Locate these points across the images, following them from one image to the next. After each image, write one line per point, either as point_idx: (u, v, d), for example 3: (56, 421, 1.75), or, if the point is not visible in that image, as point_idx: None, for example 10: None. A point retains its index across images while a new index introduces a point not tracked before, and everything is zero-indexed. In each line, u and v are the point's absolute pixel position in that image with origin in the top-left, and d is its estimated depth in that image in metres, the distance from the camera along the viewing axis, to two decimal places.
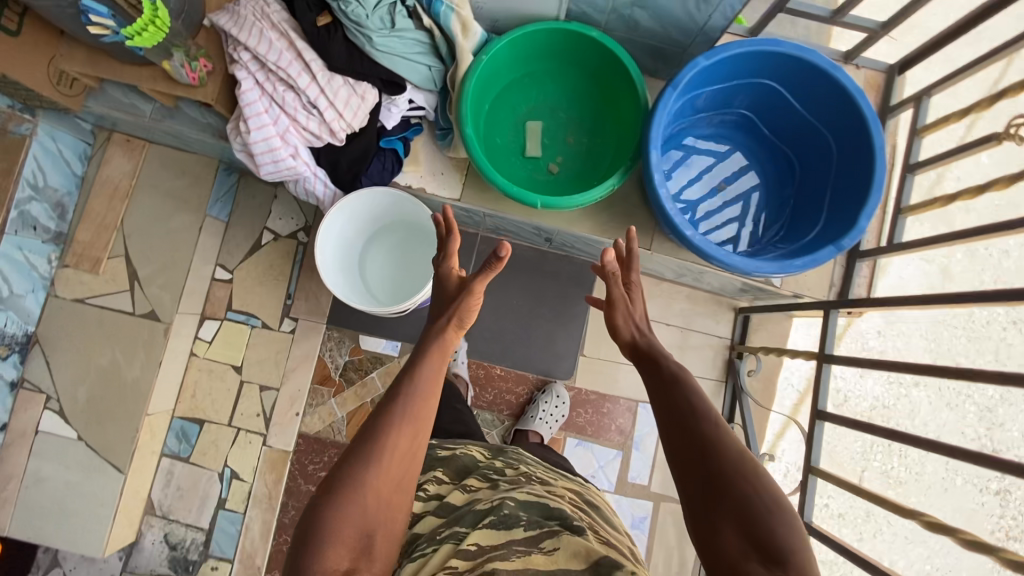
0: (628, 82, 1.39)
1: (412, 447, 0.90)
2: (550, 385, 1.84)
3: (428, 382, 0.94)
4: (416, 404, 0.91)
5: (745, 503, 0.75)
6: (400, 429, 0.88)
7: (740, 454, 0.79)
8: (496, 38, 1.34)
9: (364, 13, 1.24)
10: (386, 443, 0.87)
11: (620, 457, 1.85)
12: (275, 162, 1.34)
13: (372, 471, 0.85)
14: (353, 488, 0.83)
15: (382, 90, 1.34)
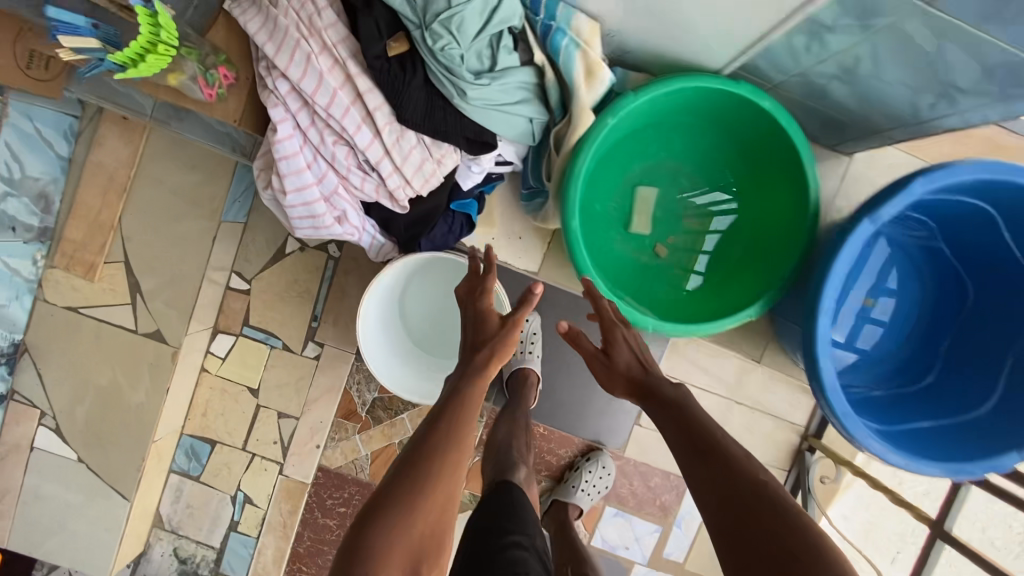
0: (793, 174, 1.03)
1: (450, 479, 0.83)
2: (596, 453, 1.66)
3: (464, 414, 0.87)
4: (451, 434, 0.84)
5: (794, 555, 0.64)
6: (437, 457, 0.82)
7: (780, 500, 0.70)
8: (631, 94, 0.96)
9: (460, 52, 0.87)
10: (425, 471, 0.80)
11: (660, 533, 1.73)
12: (316, 228, 1.01)
13: (413, 505, 0.77)
14: (399, 521, 0.76)
15: (465, 151, 0.97)
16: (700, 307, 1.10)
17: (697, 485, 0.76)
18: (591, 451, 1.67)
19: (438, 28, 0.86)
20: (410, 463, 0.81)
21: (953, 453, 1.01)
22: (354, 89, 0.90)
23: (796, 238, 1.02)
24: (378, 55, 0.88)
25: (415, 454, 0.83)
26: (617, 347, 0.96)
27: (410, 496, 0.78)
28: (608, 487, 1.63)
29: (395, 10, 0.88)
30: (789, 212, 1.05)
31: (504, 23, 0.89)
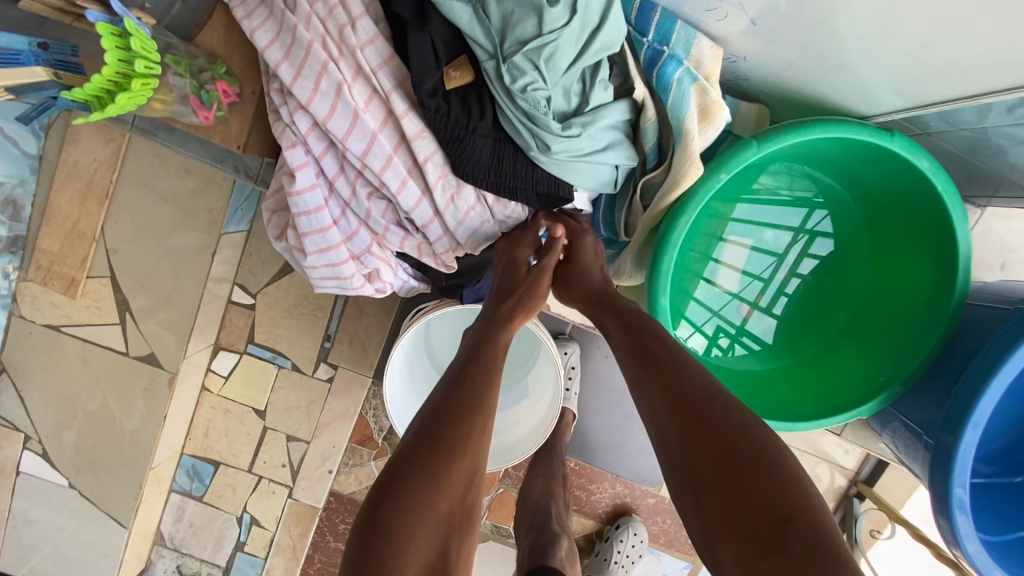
0: (938, 247, 0.82)
1: (482, 449, 0.68)
2: (627, 519, 1.54)
3: (489, 365, 0.73)
4: (478, 386, 0.70)
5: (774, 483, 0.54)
6: (462, 412, 0.67)
7: (743, 408, 0.61)
8: (755, 144, 0.75)
9: (547, 92, 0.66)
10: (451, 430, 0.65)
11: (688, 569, 1.62)
12: (341, 289, 0.82)
13: (439, 471, 0.62)
14: (426, 491, 0.61)
15: (534, 206, 0.76)
16: (793, 399, 0.91)
17: (651, 401, 0.65)
18: (623, 517, 1.56)
19: (520, 60, 0.64)
20: (429, 421, 0.67)
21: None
22: (398, 130, 0.68)
23: (932, 329, 0.82)
24: (433, 87, 0.66)
25: (432, 409, 0.68)
26: (581, 257, 0.85)
27: (436, 460, 0.63)
28: (641, 556, 1.54)
29: (458, 26, 0.65)
30: (922, 291, 0.86)
31: (605, 50, 0.66)
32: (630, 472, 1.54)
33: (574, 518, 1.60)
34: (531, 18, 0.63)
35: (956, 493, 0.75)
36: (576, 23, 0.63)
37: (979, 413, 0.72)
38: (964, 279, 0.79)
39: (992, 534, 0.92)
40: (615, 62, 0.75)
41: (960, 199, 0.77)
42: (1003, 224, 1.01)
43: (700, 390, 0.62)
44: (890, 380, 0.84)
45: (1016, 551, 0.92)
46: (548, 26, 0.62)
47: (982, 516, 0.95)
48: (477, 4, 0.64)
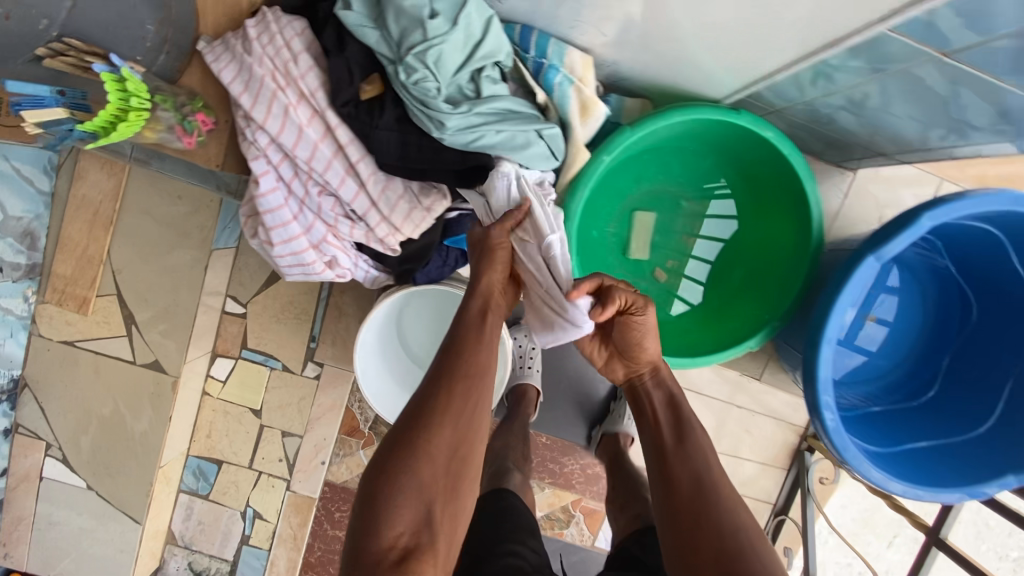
0: (796, 205, 1.00)
1: (470, 409, 0.77)
2: None
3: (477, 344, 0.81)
4: (466, 362, 0.79)
5: (738, 556, 0.71)
6: (454, 392, 0.77)
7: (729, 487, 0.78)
8: (627, 129, 0.93)
9: (437, 85, 0.84)
10: (441, 399, 0.76)
11: None
12: (305, 275, 0.99)
13: (426, 435, 0.74)
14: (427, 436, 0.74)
15: (453, 184, 0.93)
16: (694, 343, 1.08)
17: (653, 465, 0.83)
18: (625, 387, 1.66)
19: (412, 61, 0.83)
20: (424, 396, 0.77)
21: (945, 477, 0.98)
22: (334, 136, 0.87)
23: (798, 270, 0.99)
24: (348, 99, 0.86)
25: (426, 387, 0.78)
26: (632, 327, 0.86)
27: (421, 430, 0.74)
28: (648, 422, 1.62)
29: (370, 49, 0.86)
30: (790, 242, 1.02)
31: (488, 57, 0.87)
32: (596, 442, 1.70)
33: (550, 489, 1.74)
34: (418, 31, 0.82)
35: (824, 401, 0.91)
36: (456, 33, 0.83)
37: (830, 329, 0.89)
38: (817, 226, 0.96)
39: (881, 445, 1.07)
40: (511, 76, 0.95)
41: (803, 161, 0.95)
42: (874, 186, 1.18)
43: (690, 467, 0.80)
44: (771, 317, 1.01)
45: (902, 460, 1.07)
46: (431, 35, 0.82)
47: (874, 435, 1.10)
48: (383, 31, 0.85)
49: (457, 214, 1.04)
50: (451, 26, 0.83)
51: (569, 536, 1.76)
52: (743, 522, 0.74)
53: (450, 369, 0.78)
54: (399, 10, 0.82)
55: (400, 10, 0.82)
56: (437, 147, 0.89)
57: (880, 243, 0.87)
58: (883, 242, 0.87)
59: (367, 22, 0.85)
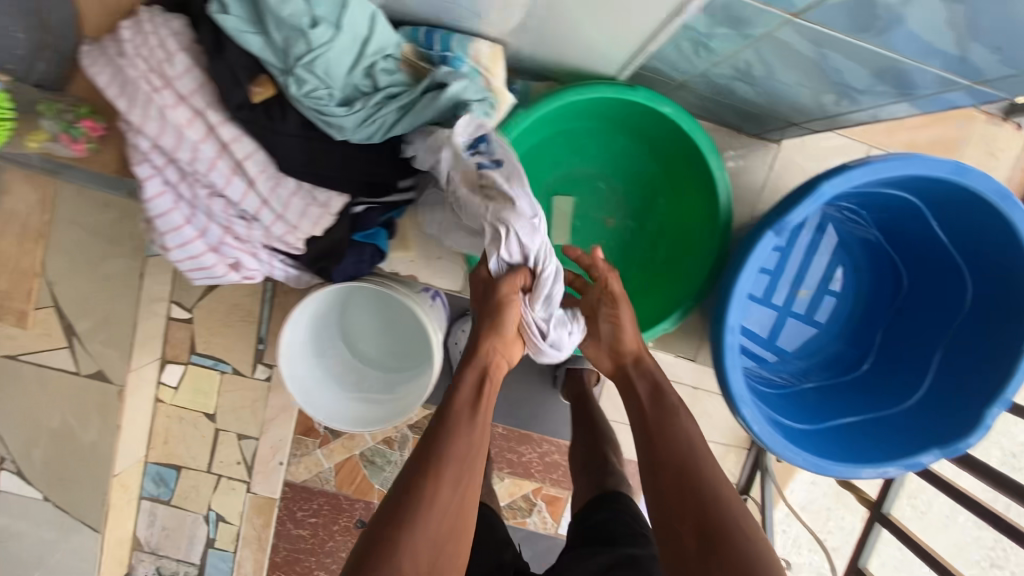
0: (704, 183, 0.99)
1: (462, 477, 0.78)
2: None
3: (465, 429, 0.83)
4: (451, 445, 0.80)
5: (719, 530, 0.77)
6: (442, 476, 0.77)
7: (708, 461, 0.86)
8: (522, 113, 0.93)
9: (329, 91, 0.83)
10: (427, 485, 0.75)
11: None
12: (207, 279, 0.98)
13: (412, 524, 0.72)
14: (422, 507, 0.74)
15: (356, 191, 0.94)
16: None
17: (642, 451, 0.90)
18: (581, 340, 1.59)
19: (301, 72, 0.80)
20: (407, 481, 0.77)
21: (868, 454, 0.97)
22: (218, 138, 0.84)
23: (710, 247, 0.99)
24: (240, 102, 0.82)
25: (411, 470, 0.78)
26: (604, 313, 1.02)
27: (406, 519, 0.73)
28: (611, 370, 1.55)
29: (252, 52, 0.81)
30: (703, 220, 1.02)
31: (378, 53, 0.85)
32: (553, 430, 1.70)
33: (509, 479, 1.74)
34: (301, 40, 0.78)
35: (734, 381, 0.91)
36: (341, 39, 0.79)
37: (736, 303, 0.89)
38: (725, 201, 0.95)
39: (809, 424, 1.05)
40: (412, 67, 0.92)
41: (706, 136, 0.93)
42: (800, 156, 1.15)
43: (675, 452, 0.87)
44: (687, 296, 1.01)
45: (834, 436, 1.03)
46: (315, 43, 0.78)
47: (803, 412, 1.08)
48: (264, 33, 0.79)
49: (363, 208, 1.01)
50: (334, 25, 0.79)
51: (533, 524, 1.76)
52: (725, 494, 0.81)
53: (438, 453, 0.79)
54: (277, 17, 0.77)
55: (278, 16, 0.77)
56: (343, 153, 0.89)
57: (782, 213, 0.87)
58: (786, 212, 0.86)
59: (245, 24, 0.79)
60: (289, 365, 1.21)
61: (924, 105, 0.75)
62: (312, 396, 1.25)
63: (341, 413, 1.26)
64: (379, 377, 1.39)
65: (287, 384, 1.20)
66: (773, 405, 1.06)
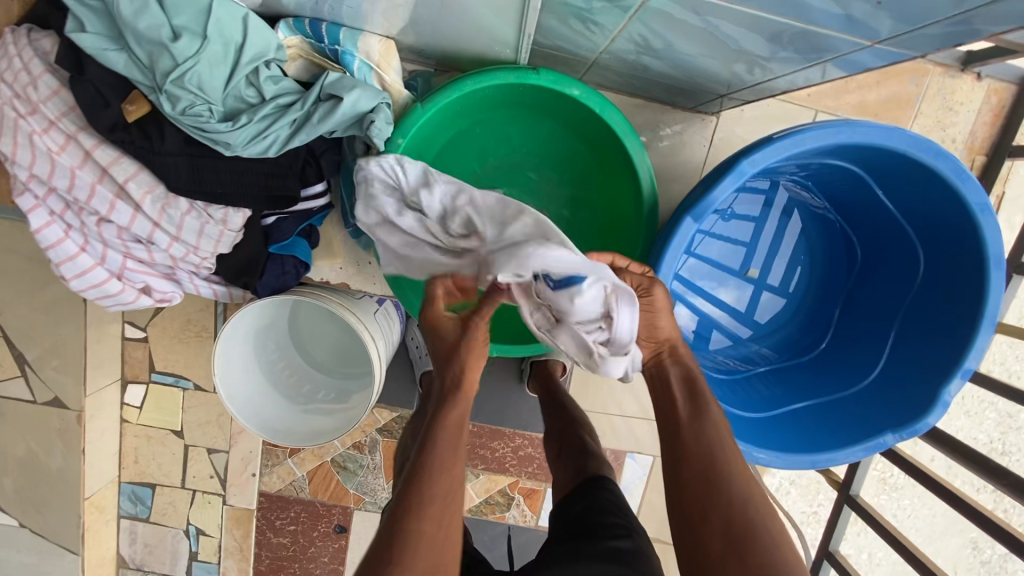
0: (627, 169, 0.92)
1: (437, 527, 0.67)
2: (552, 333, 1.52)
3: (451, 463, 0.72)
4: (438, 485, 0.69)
5: (749, 536, 0.68)
6: (431, 520, 0.66)
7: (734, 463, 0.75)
8: (418, 107, 0.86)
9: (208, 105, 0.76)
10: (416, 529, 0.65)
11: None
12: (119, 306, 0.95)
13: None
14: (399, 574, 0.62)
15: (264, 206, 0.88)
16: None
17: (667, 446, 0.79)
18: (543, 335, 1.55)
19: (172, 90, 0.74)
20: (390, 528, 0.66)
21: (821, 442, 0.92)
22: (96, 162, 0.79)
23: (639, 235, 0.93)
24: (114, 123, 0.77)
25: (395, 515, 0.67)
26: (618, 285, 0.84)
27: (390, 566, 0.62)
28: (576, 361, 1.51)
29: (120, 71, 0.75)
30: (632, 207, 0.95)
31: (258, 58, 0.78)
32: (524, 425, 1.65)
33: (485, 475, 1.71)
34: (165, 54, 0.72)
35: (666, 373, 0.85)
36: (208, 49, 0.73)
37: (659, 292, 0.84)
38: (647, 188, 0.88)
39: (761, 412, 1.00)
40: (306, 68, 0.87)
41: (621, 116, 0.86)
42: (742, 127, 1.08)
43: (708, 448, 0.76)
44: None
45: (786, 422, 0.99)
46: (180, 57, 0.72)
47: (757, 399, 1.03)
48: (129, 50, 0.74)
49: (275, 218, 0.97)
50: (198, 32, 0.73)
51: (512, 519, 1.73)
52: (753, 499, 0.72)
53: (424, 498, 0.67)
54: (135, 31, 0.71)
55: (136, 29, 0.71)
56: (236, 170, 0.83)
57: (702, 196, 0.79)
58: (708, 193, 0.79)
59: (108, 41, 0.73)
60: (228, 384, 1.19)
61: (836, 65, 0.69)
62: (256, 413, 1.23)
63: (283, 425, 1.24)
64: (331, 387, 1.35)
65: (227, 403, 1.19)
66: (722, 394, 1.01)
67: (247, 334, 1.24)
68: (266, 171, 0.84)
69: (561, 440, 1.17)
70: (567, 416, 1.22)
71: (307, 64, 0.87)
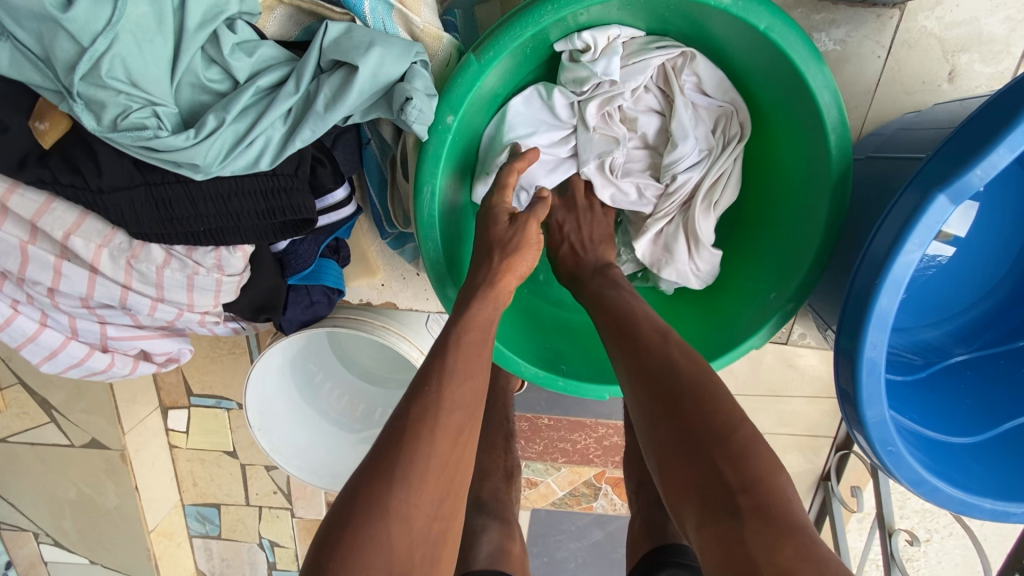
0: (800, 113, 0.60)
1: (444, 407, 0.54)
2: None
3: (472, 364, 0.57)
4: (464, 387, 0.55)
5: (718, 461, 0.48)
6: (455, 388, 0.55)
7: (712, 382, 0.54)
8: (472, 62, 0.55)
9: (151, 106, 0.48)
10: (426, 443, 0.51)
11: None
12: (117, 379, 0.73)
13: (403, 489, 0.49)
14: (402, 469, 0.50)
15: (271, 236, 0.61)
16: None
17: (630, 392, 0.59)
18: None
19: (88, 93, 0.46)
20: (391, 436, 0.52)
21: None
22: (17, 213, 0.55)
23: (817, 215, 0.61)
24: (23, 155, 0.51)
25: (392, 424, 0.53)
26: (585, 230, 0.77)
27: (389, 479, 0.49)
28: None
29: (8, 74, 0.48)
30: (796, 170, 0.64)
31: (215, 19, 0.49)
32: (609, 413, 1.40)
33: (567, 467, 1.50)
34: (61, 35, 0.44)
35: (870, 417, 0.58)
36: (130, 14, 0.44)
37: (876, 323, 0.53)
38: (835, 140, 0.57)
39: (975, 434, 0.73)
40: (294, 24, 0.57)
41: (802, 33, 0.54)
42: (939, 20, 0.72)
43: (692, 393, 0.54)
44: (783, 295, 0.64)
45: (1005, 446, 0.72)
46: (85, 36, 0.44)
47: (959, 412, 0.76)
48: (8, 36, 0.46)
49: (287, 242, 0.71)
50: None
51: (601, 507, 1.55)
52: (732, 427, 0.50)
53: (435, 399, 0.53)
54: (5, 4, 0.43)
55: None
56: (218, 197, 0.55)
57: (959, 161, 0.48)
58: (973, 156, 0.48)
59: None
60: (269, 434, 0.99)
61: None
62: (304, 455, 1.03)
63: (310, 460, 1.04)
64: (390, 404, 1.07)
65: (272, 454, 1.00)
66: (906, 405, 0.75)
67: (282, 364, 0.99)
68: (262, 190, 0.56)
69: (641, 475, 1.05)
70: None
71: (293, 14, 0.56)
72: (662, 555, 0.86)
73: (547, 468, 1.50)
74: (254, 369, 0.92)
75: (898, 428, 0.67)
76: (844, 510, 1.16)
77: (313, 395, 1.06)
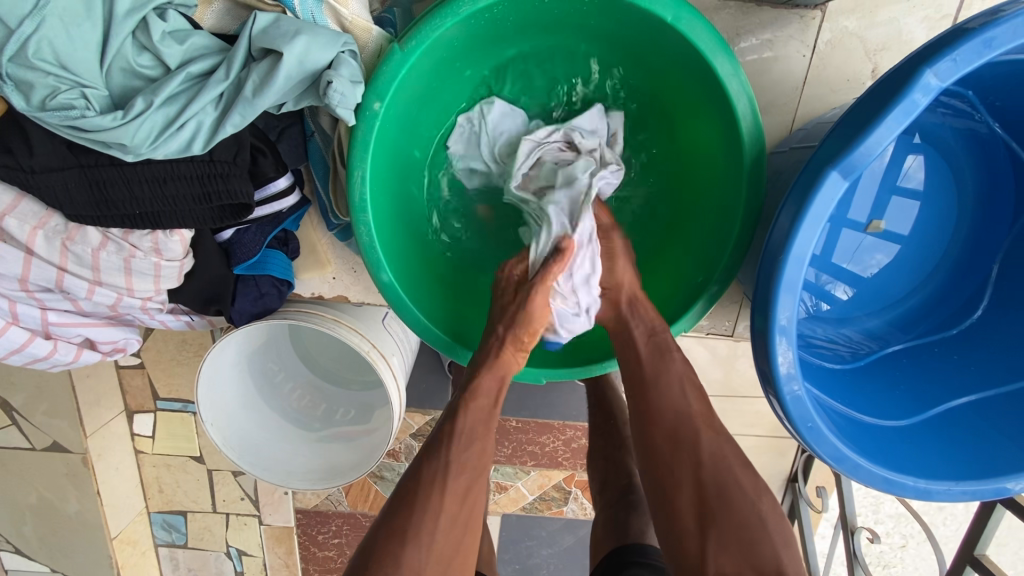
0: (716, 105, 0.63)
1: (464, 469, 0.63)
2: None
3: (476, 426, 0.66)
4: (468, 447, 0.64)
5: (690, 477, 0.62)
6: (468, 450, 0.64)
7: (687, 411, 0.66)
8: (396, 49, 0.58)
9: (79, 88, 0.50)
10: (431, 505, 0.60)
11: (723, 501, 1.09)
12: (62, 367, 0.74)
13: (415, 547, 0.58)
14: (420, 516, 0.60)
15: (213, 221, 0.62)
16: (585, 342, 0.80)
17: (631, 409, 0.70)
18: None
19: (18, 74, 0.48)
20: (409, 491, 0.62)
21: (985, 461, 0.67)
22: None
23: (735, 198, 0.64)
24: None
25: (408, 479, 0.63)
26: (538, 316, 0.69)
27: (406, 533, 0.59)
28: None
29: None
30: (718, 154, 0.67)
31: (141, 7, 0.51)
32: (575, 415, 1.40)
33: (537, 471, 1.49)
34: None
35: (788, 391, 0.59)
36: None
37: (786, 291, 0.55)
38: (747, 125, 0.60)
39: (907, 418, 0.75)
40: (230, 17, 0.59)
41: (708, 24, 0.58)
42: (858, 20, 0.76)
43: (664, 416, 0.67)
44: (708, 279, 0.66)
45: (935, 434, 0.73)
46: (13, 18, 0.46)
47: (897, 397, 0.77)
48: None
49: (232, 230, 0.73)
50: None
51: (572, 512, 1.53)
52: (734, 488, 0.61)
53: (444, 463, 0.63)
54: None
55: None
56: (154, 180, 0.57)
57: (851, 140, 0.51)
58: (859, 135, 0.50)
59: None
60: (222, 426, 0.98)
61: None
62: (260, 451, 1.01)
63: (265, 457, 1.01)
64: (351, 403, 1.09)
65: (226, 448, 0.98)
66: (842, 392, 0.76)
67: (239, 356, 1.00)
68: (197, 175, 0.58)
69: (606, 473, 1.04)
70: (613, 436, 1.06)
71: (229, 7, 0.59)
72: (623, 553, 0.85)
73: (517, 471, 1.48)
74: (213, 355, 0.93)
75: (825, 410, 0.69)
76: (810, 510, 1.16)
77: (271, 391, 1.06)
